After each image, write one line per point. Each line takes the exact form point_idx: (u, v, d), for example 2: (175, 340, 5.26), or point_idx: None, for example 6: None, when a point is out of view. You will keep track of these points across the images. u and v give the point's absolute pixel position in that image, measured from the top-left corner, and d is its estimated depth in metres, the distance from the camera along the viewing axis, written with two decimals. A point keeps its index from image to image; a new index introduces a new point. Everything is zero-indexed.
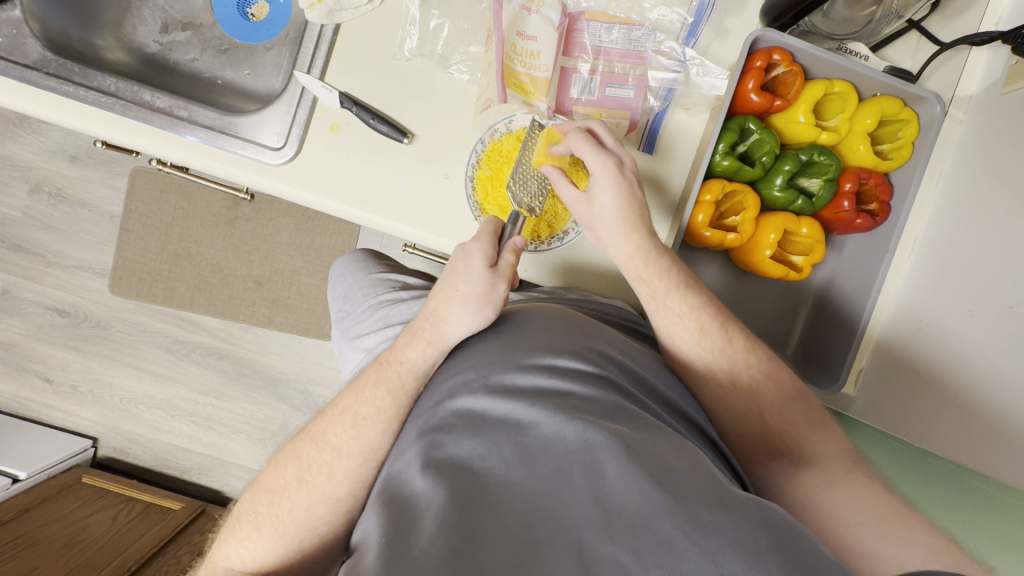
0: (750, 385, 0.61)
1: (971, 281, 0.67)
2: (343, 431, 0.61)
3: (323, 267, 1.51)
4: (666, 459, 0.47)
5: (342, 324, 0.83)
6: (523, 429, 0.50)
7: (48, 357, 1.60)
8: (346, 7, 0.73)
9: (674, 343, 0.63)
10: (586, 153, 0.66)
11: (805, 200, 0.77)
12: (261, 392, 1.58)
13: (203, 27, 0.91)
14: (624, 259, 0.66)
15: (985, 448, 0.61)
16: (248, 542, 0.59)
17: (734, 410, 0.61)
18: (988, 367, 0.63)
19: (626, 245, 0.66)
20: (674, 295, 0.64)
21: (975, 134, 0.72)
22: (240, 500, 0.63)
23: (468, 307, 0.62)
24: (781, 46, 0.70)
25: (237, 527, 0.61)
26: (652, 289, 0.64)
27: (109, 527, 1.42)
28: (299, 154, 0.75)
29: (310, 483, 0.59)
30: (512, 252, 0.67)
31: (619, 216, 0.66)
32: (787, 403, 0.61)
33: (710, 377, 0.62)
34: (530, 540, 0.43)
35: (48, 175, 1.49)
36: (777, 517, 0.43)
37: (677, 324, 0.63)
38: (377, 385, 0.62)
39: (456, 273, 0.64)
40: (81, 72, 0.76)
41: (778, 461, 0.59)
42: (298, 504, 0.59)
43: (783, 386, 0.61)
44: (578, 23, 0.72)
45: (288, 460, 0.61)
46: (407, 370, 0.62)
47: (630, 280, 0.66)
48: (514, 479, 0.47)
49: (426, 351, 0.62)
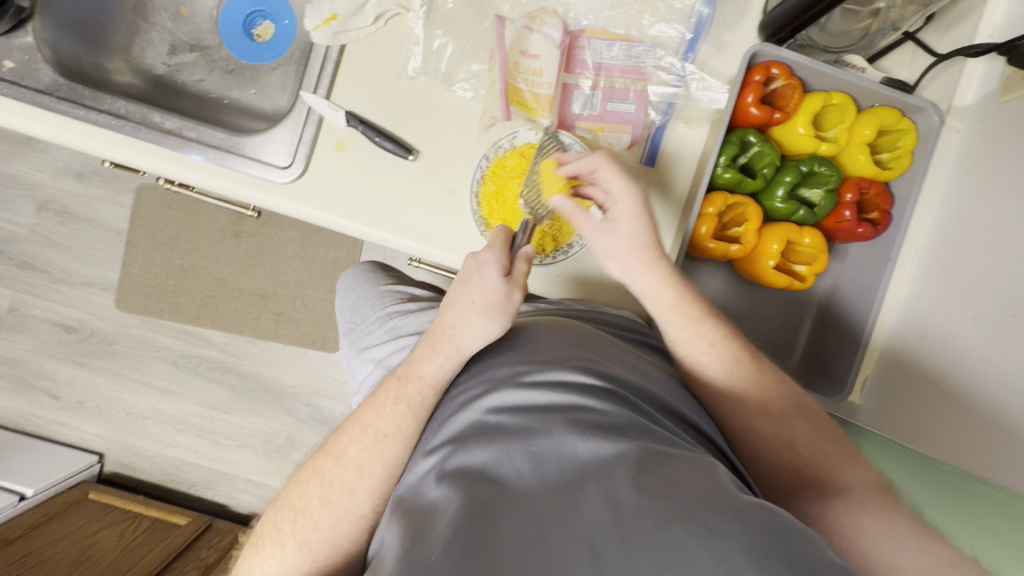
0: (780, 413, 0.61)
1: (971, 287, 0.68)
2: (366, 448, 0.61)
3: (326, 280, 1.52)
4: (674, 464, 0.47)
5: (351, 335, 0.83)
6: (537, 440, 0.51)
7: (55, 373, 1.61)
8: (351, 29, 0.75)
9: (703, 370, 0.63)
10: (616, 183, 0.66)
11: (807, 211, 0.78)
12: (266, 406, 1.58)
13: (209, 49, 0.93)
14: (653, 291, 0.65)
15: (990, 452, 0.62)
16: (271, 559, 0.59)
17: (764, 438, 0.61)
18: (993, 372, 0.63)
19: (654, 272, 0.65)
20: (704, 324, 0.64)
21: (974, 142, 0.73)
22: (260, 517, 0.63)
23: (484, 315, 0.63)
24: (780, 60, 0.71)
25: (260, 544, 0.60)
26: (686, 317, 0.64)
27: (116, 542, 1.41)
28: (306, 172, 0.76)
29: (333, 501, 0.59)
30: (524, 261, 0.67)
31: (646, 245, 0.65)
32: (819, 436, 0.60)
33: (733, 402, 0.62)
34: (546, 550, 0.43)
35: (54, 195, 1.51)
36: (790, 523, 0.42)
37: (707, 353, 0.63)
38: (396, 402, 0.62)
39: (470, 284, 0.65)
40: (91, 96, 0.77)
41: (805, 490, 0.58)
42: (322, 522, 0.59)
43: (817, 421, 0.61)
44: (579, 40, 0.73)
45: (310, 477, 0.61)
46: (426, 385, 0.62)
47: (659, 310, 0.65)
48: (530, 491, 0.48)
49: (444, 364, 0.63)
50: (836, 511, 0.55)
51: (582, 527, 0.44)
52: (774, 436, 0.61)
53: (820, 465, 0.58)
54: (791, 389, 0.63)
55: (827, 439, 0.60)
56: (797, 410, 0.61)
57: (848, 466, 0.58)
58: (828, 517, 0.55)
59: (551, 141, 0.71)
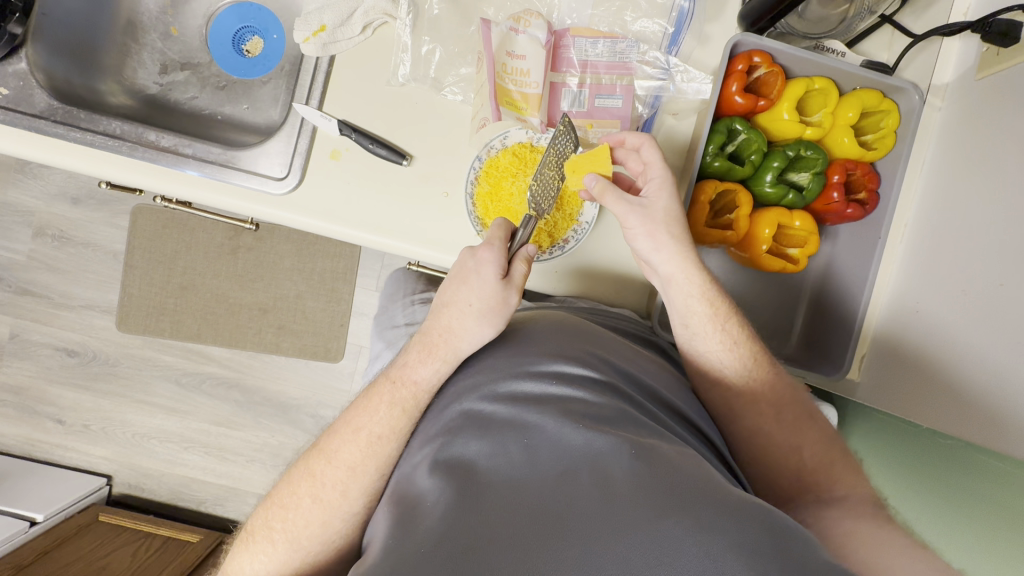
0: (791, 418, 0.66)
1: (962, 261, 0.70)
2: (358, 450, 0.61)
3: (325, 291, 1.53)
4: (667, 460, 0.49)
5: (381, 317, 0.95)
6: (530, 432, 0.52)
7: (59, 398, 1.61)
8: (340, 39, 0.76)
9: (724, 367, 0.67)
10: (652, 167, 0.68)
11: (796, 194, 0.79)
12: (271, 419, 1.59)
13: (200, 66, 0.95)
14: (689, 279, 0.67)
15: (990, 419, 0.63)
16: (262, 555, 0.60)
17: (773, 440, 0.65)
18: (987, 343, 0.65)
19: (685, 256, 0.67)
20: (730, 317, 0.68)
21: (954, 120, 0.75)
22: (252, 514, 0.64)
23: (481, 318, 0.64)
24: (761, 48, 0.73)
25: (250, 541, 0.61)
26: (717, 308, 0.67)
27: (129, 563, 1.42)
28: (302, 182, 0.77)
29: (324, 501, 0.60)
30: (524, 261, 0.68)
31: (679, 228, 0.67)
32: (827, 444, 0.65)
33: (747, 401, 0.66)
34: (538, 540, 0.44)
35: (50, 220, 1.52)
36: (782, 522, 0.45)
37: (729, 352, 0.67)
38: (390, 406, 0.63)
39: (467, 284, 0.65)
40: (87, 118, 0.78)
41: (803, 496, 0.63)
42: (313, 520, 0.60)
43: (826, 429, 0.66)
44: (564, 39, 0.75)
45: (301, 477, 0.62)
46: (421, 389, 0.63)
47: (693, 298, 0.67)
48: (523, 479, 0.48)
49: (440, 368, 0.64)
50: (830, 520, 0.59)
51: (576, 516, 0.45)
52: (771, 433, 0.66)
53: (820, 473, 0.64)
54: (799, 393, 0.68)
55: (835, 447, 0.65)
56: (806, 415, 0.66)
57: (848, 476, 0.63)
58: (822, 524, 0.59)
59: (564, 130, 0.69)
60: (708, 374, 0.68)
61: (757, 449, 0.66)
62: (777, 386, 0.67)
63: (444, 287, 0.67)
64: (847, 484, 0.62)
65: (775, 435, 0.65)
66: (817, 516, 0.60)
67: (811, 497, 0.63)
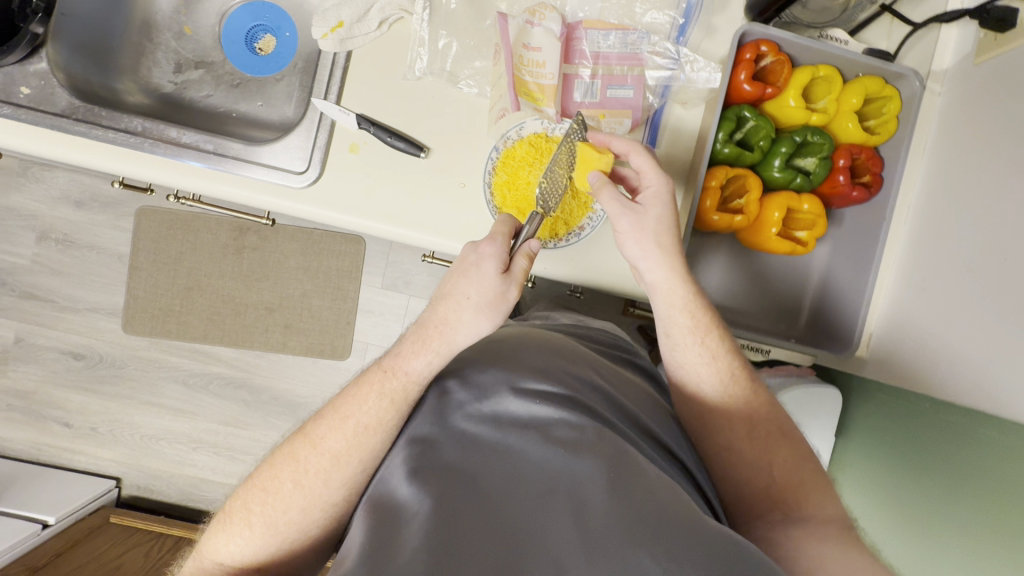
0: (762, 435, 0.67)
1: (966, 238, 0.72)
2: (343, 439, 0.61)
3: (331, 289, 1.54)
4: (643, 486, 0.51)
5: None
6: (513, 453, 0.53)
7: (66, 402, 1.61)
8: (356, 35, 0.77)
9: (699, 386, 0.69)
10: (651, 169, 0.69)
11: (803, 178, 0.82)
12: (280, 418, 1.60)
13: (214, 65, 0.96)
14: (669, 295, 0.69)
15: (1000, 385, 0.66)
16: (238, 537, 0.61)
17: (745, 460, 0.67)
18: (992, 314, 0.68)
19: (665, 270, 0.69)
20: (708, 333, 0.69)
21: (953, 105, 0.78)
22: (232, 494, 0.65)
23: (478, 313, 0.63)
24: (768, 38, 0.75)
25: (228, 522, 0.62)
26: (696, 321, 0.69)
27: (143, 563, 1.43)
28: (322, 175, 0.79)
29: (305, 486, 0.61)
30: (525, 257, 0.66)
31: (664, 240, 0.69)
32: (799, 462, 0.66)
33: (721, 416, 0.68)
34: (513, 556, 0.46)
35: (54, 223, 1.52)
36: (748, 553, 0.47)
37: (707, 370, 0.69)
38: (379, 396, 0.62)
39: (467, 277, 0.64)
40: (108, 115, 0.79)
41: (772, 511, 0.64)
42: (292, 506, 0.61)
43: (798, 447, 0.67)
44: (576, 32, 0.77)
45: (285, 461, 0.62)
46: (412, 381, 0.63)
47: (672, 312, 0.69)
48: (500, 500, 0.50)
49: (432, 360, 0.63)
50: (799, 538, 0.61)
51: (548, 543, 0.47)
52: (741, 450, 0.67)
53: (789, 491, 0.65)
54: (777, 411, 0.69)
55: (806, 465, 0.66)
56: (778, 432, 0.68)
57: (817, 494, 0.64)
58: (792, 543, 0.61)
59: (577, 129, 0.70)
60: (682, 388, 0.70)
61: (726, 468, 0.68)
62: (752, 405, 0.69)
63: (444, 278, 0.66)
64: (816, 504, 0.64)
65: (744, 452, 0.67)
66: (781, 534, 0.62)
67: (778, 513, 0.64)
